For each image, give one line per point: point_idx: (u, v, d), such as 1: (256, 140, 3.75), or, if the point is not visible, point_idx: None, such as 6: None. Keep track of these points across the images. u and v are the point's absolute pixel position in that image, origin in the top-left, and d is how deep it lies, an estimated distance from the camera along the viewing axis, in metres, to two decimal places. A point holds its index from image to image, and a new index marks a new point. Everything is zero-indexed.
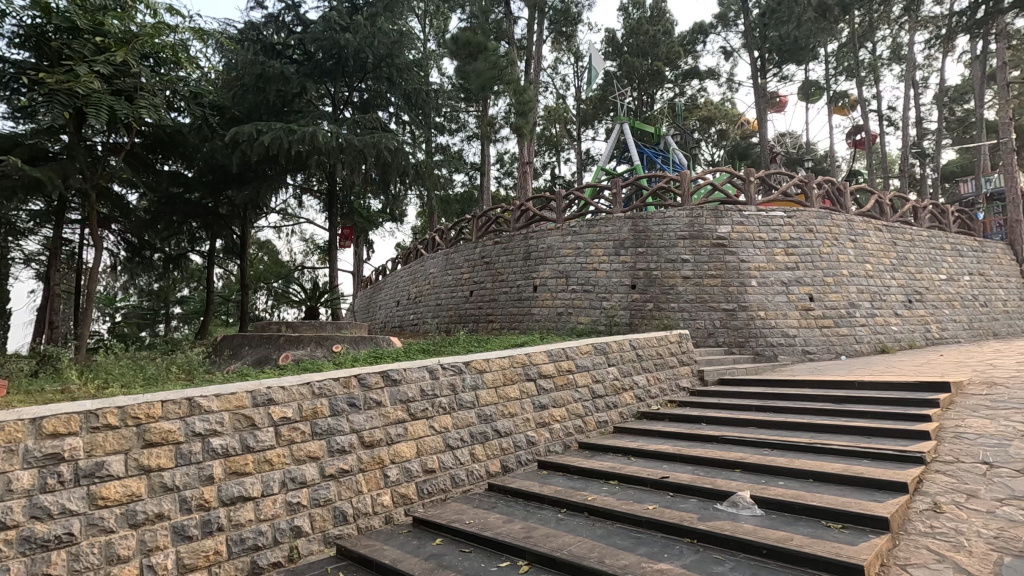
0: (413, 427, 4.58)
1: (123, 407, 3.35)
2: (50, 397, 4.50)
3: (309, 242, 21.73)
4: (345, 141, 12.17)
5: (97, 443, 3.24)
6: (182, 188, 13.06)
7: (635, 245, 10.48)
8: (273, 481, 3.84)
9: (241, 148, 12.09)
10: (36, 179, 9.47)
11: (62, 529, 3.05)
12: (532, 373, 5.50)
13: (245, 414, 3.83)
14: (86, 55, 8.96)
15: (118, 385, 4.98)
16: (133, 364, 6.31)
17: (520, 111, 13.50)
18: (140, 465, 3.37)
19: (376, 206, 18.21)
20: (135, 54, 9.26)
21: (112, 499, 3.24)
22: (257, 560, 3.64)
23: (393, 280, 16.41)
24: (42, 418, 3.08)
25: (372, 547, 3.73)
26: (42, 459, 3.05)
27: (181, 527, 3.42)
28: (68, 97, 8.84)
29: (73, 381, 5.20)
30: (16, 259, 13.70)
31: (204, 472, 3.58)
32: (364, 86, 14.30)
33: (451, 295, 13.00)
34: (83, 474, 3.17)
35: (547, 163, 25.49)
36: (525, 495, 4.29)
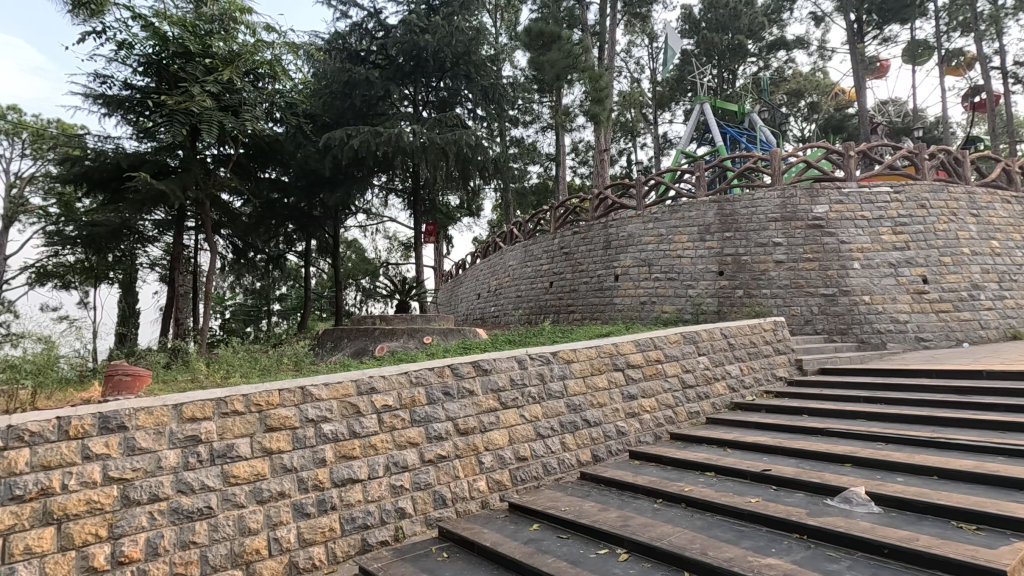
0: (504, 416, 4.70)
1: (247, 394, 3.73)
2: (184, 386, 5.03)
3: (393, 240, 22.64)
4: (428, 140, 12.55)
5: (227, 428, 3.63)
6: (281, 194, 14.00)
7: (722, 230, 10.02)
8: (378, 465, 4.08)
9: (333, 152, 12.80)
10: (160, 193, 10.57)
11: (202, 503, 3.45)
12: (620, 363, 5.46)
13: (351, 401, 4.10)
14: (199, 76, 9.93)
15: (238, 376, 5.49)
16: (249, 356, 6.90)
17: (596, 99, 13.30)
18: (263, 448, 3.72)
19: (455, 201, 18.61)
20: (238, 71, 10.14)
21: (242, 478, 3.60)
22: (367, 538, 3.89)
23: (473, 273, 16.81)
24: (182, 405, 3.51)
25: (472, 530, 3.87)
26: (184, 440, 3.48)
27: (301, 504, 3.74)
28: (185, 115, 9.87)
29: (200, 372, 5.77)
30: (143, 263, 15.38)
31: (317, 455, 3.88)
32: (442, 85, 14.67)
33: (531, 287, 13.11)
34: (217, 455, 3.56)
35: (623, 150, 24.91)
36: (619, 485, 4.28)
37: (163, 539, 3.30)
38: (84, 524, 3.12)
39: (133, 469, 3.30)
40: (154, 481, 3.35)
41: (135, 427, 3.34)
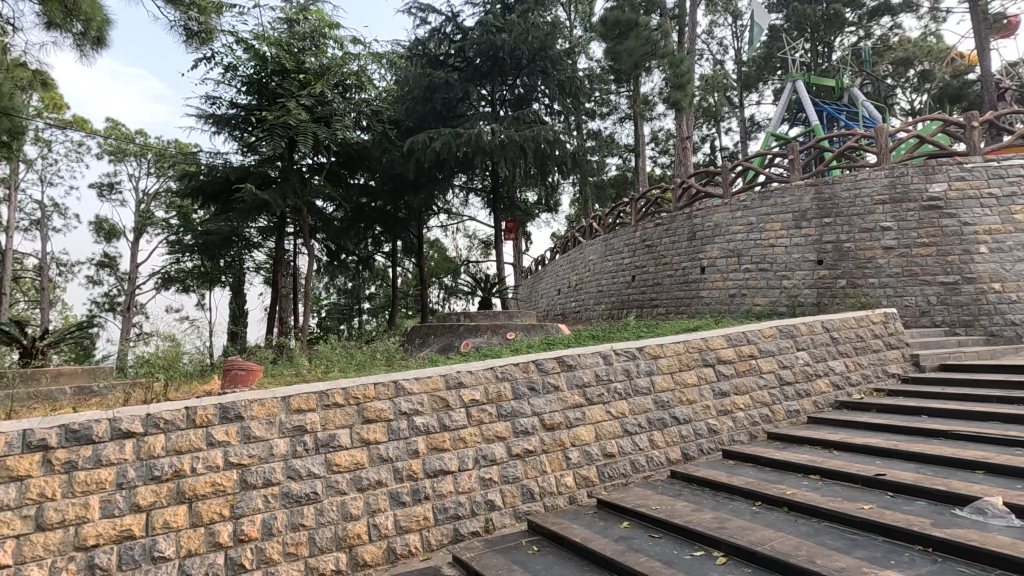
0: (591, 412, 4.66)
1: (346, 388, 3.97)
2: (289, 380, 5.43)
3: (473, 238, 23.10)
4: (506, 138, 12.67)
5: (329, 419, 3.89)
6: (368, 198, 14.68)
7: (820, 215, 9.32)
8: (468, 457, 4.18)
9: (416, 156, 13.25)
10: (263, 202, 11.47)
11: (309, 489, 3.72)
12: (709, 358, 5.24)
13: (440, 395, 4.24)
14: (294, 91, 10.67)
15: (336, 370, 5.84)
16: (345, 352, 7.32)
17: (677, 85, 12.80)
18: (362, 438, 3.94)
19: (533, 198, 18.66)
20: (328, 83, 10.80)
21: (344, 466, 3.84)
22: (458, 528, 4.00)
23: (552, 269, 16.79)
24: (289, 397, 3.81)
25: (561, 525, 3.87)
26: (292, 429, 3.78)
27: (396, 493, 3.92)
28: (283, 128, 10.65)
29: (303, 367, 6.20)
30: (250, 267, 16.78)
31: (411, 447, 4.05)
32: (518, 83, 14.74)
33: (613, 282, 12.90)
34: (321, 444, 3.83)
35: (706, 136, 23.85)
36: (713, 485, 4.11)
37: (277, 521, 3.59)
38: (211, 504, 3.49)
39: (249, 456, 3.64)
40: (267, 466, 3.66)
41: (250, 417, 3.70)
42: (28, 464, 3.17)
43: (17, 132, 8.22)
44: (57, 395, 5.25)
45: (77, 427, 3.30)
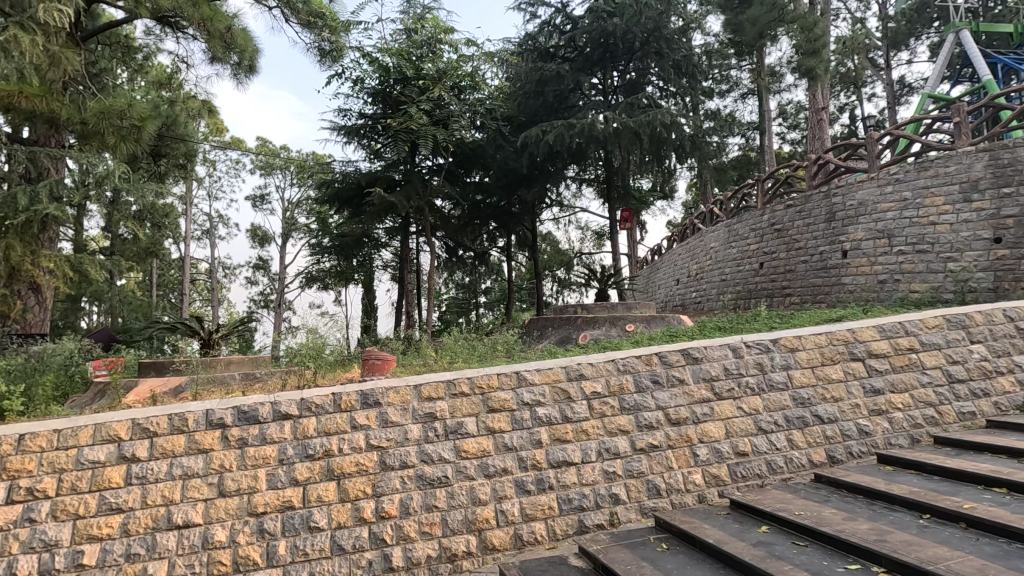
0: (720, 407, 4.41)
1: (471, 377, 4.16)
2: (418, 369, 5.77)
3: (586, 230, 22.83)
4: (621, 125, 12.32)
5: (456, 407, 4.09)
6: (484, 194, 15.07)
7: (997, 184, 7.93)
8: (590, 450, 4.15)
9: (529, 150, 13.37)
10: (390, 204, 12.30)
11: (441, 472, 3.93)
12: (859, 352, 4.71)
13: (561, 387, 4.27)
14: (415, 97, 11.34)
15: (460, 361, 6.10)
16: (467, 344, 7.60)
17: (810, 51, 11.56)
18: (487, 427, 4.09)
19: (647, 185, 18.03)
20: (445, 86, 11.33)
21: (472, 453, 4.01)
22: (583, 520, 3.99)
23: (670, 258, 16.12)
24: (420, 385, 4.08)
25: (692, 524, 3.71)
26: (424, 416, 4.03)
27: (522, 482, 4.00)
28: (406, 133, 11.38)
29: (430, 358, 6.55)
30: (378, 265, 18.10)
31: (534, 437, 4.12)
32: (630, 67, 14.31)
33: (737, 270, 12.12)
34: (450, 431, 4.03)
35: (844, 105, 21.43)
36: (866, 492, 3.70)
37: (413, 501, 3.84)
38: (356, 482, 3.83)
39: (387, 439, 3.94)
40: (403, 450, 3.94)
41: (386, 403, 4.02)
42: (211, 440, 3.77)
43: (190, 155, 9.63)
44: (230, 379, 6.03)
45: (247, 409, 3.86)
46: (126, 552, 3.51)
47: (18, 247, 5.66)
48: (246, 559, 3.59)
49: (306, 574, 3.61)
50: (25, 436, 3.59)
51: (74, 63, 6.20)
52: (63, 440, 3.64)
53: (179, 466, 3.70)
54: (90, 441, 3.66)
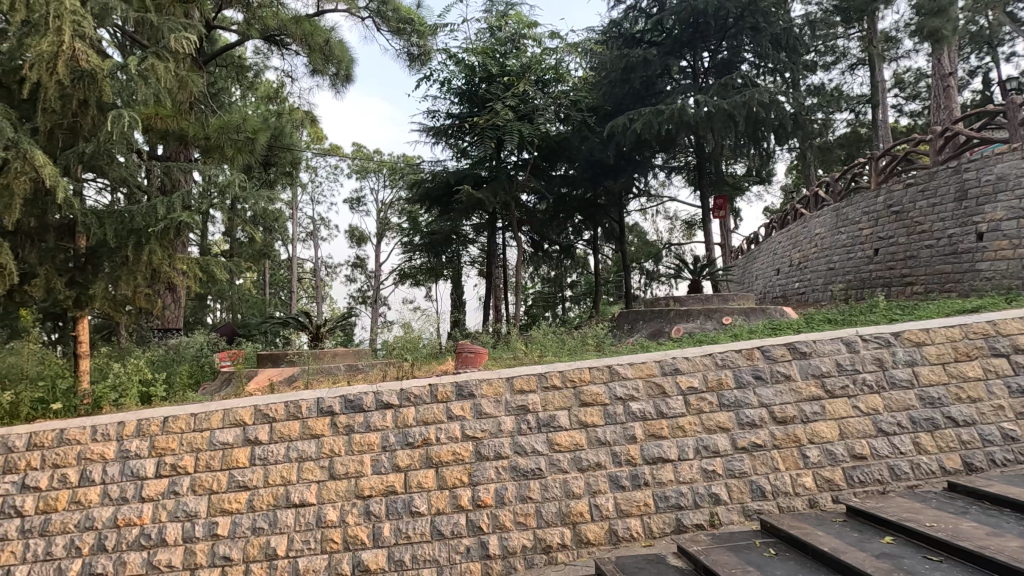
0: (832, 405, 4.08)
1: (563, 371, 4.17)
2: (509, 362, 5.86)
3: (675, 219, 21.97)
4: (714, 108, 11.69)
5: (549, 400, 4.12)
6: (569, 187, 14.95)
7: None
8: (688, 447, 4.01)
9: (616, 140, 13.07)
10: (478, 200, 12.57)
11: (535, 464, 3.97)
12: (1002, 347, 4.16)
13: (656, 381, 4.16)
14: (500, 94, 11.51)
15: (551, 355, 6.12)
16: (556, 338, 7.59)
17: (934, 10, 10.28)
18: (580, 420, 4.07)
19: (742, 169, 17.02)
20: (530, 81, 11.40)
21: (564, 446, 4.01)
22: (681, 519, 3.86)
23: (769, 246, 15.12)
24: (512, 378, 4.15)
25: (803, 530, 3.47)
26: (516, 409, 4.10)
27: (616, 477, 3.94)
28: (492, 130, 11.63)
29: (520, 351, 6.62)
30: (466, 261, 18.57)
31: (628, 432, 4.04)
32: (722, 46, 13.53)
33: (847, 257, 11.14)
34: (542, 424, 4.06)
35: (975, 69, 18.96)
36: (1013, 506, 3.26)
37: (508, 491, 3.91)
38: (453, 470, 3.97)
39: (482, 430, 4.05)
40: (497, 441, 4.02)
41: (480, 395, 4.12)
42: (322, 426, 4.08)
43: (295, 162, 10.41)
44: (336, 370, 6.45)
45: (353, 398, 4.12)
46: (251, 525, 3.88)
47: (160, 251, 5.88)
48: (354, 538, 3.83)
49: (409, 556, 3.79)
50: (168, 418, 4.12)
51: (197, 84, 6.87)
52: (199, 422, 4.12)
53: (295, 449, 4.04)
54: (221, 424, 4.11)
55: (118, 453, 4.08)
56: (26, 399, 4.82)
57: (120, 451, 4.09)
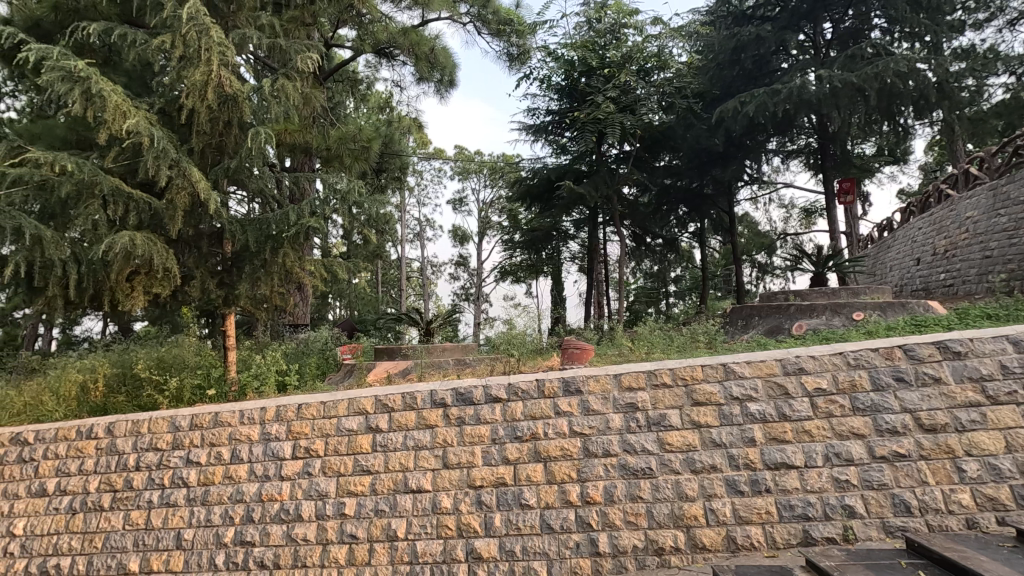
0: (995, 414, 3.56)
1: (673, 368, 4.03)
2: (615, 359, 5.78)
3: (791, 207, 20.37)
4: (840, 82, 10.63)
5: (658, 398, 4.00)
6: (674, 178, 14.38)
7: None
8: (816, 453, 3.69)
9: (725, 125, 12.34)
10: (578, 195, 12.51)
11: (644, 464, 3.87)
12: None
13: (777, 381, 3.88)
14: (601, 87, 11.39)
15: (659, 352, 5.95)
16: (663, 334, 7.36)
17: None
18: (693, 420, 3.90)
19: (872, 148, 15.35)
20: (631, 71, 11.15)
21: (676, 446, 3.87)
22: (809, 530, 3.56)
23: (906, 233, 13.49)
24: (620, 375, 4.09)
25: (962, 553, 3.06)
26: (624, 406, 4.03)
27: (733, 481, 3.72)
28: (594, 124, 11.55)
29: (625, 347, 6.51)
30: (567, 257, 18.53)
31: (746, 434, 3.81)
32: (847, 14, 12.26)
33: (1009, 244, 9.63)
34: (652, 422, 3.95)
35: None
36: None
37: (617, 489, 3.85)
38: (562, 465, 3.98)
39: (589, 426, 4.03)
40: (605, 438, 3.98)
41: (587, 391, 4.11)
42: (435, 417, 4.29)
43: (404, 167, 11.00)
44: (446, 364, 6.75)
45: (464, 391, 4.30)
46: (374, 507, 4.17)
47: (292, 254, 6.51)
48: (467, 526, 3.97)
49: (520, 547, 3.85)
50: (301, 406, 4.56)
51: (319, 99, 7.46)
52: (327, 410, 4.51)
53: (412, 438, 4.28)
54: (346, 412, 4.47)
55: (261, 435, 4.58)
56: (188, 384, 5.61)
57: (263, 433, 4.59)
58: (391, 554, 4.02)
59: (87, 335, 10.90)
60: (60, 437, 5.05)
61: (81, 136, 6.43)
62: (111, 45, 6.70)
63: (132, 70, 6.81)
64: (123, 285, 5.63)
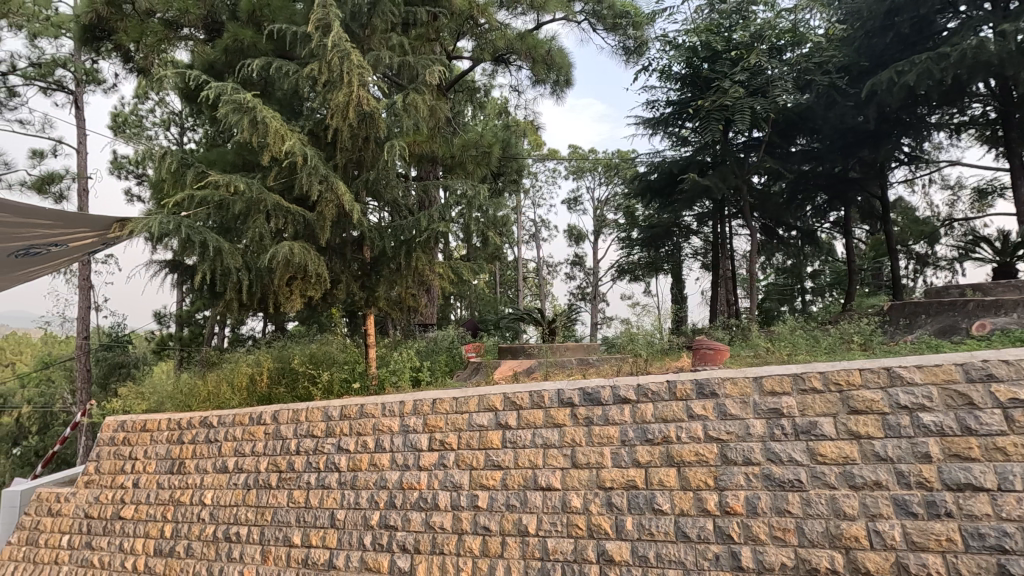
0: None
1: (824, 372, 3.68)
2: (752, 361, 5.41)
3: (958, 188, 17.60)
4: None
5: (808, 404, 3.66)
6: (812, 163, 13.11)
7: None
8: (1012, 475, 3.12)
9: (877, 99, 10.96)
10: (704, 186, 11.90)
11: (793, 475, 3.55)
12: None
13: (958, 390, 3.37)
14: (728, 71, 10.77)
15: (803, 354, 5.46)
16: (806, 335, 6.73)
17: None
18: (850, 430, 3.52)
19: None
20: (762, 51, 10.36)
21: (830, 458, 3.50)
22: (1007, 566, 3.00)
23: None
24: (762, 377, 3.81)
25: None
26: (767, 412, 3.74)
27: (904, 501, 3.27)
28: (720, 111, 10.91)
29: (763, 348, 6.07)
30: (688, 253, 17.66)
31: (918, 449, 3.34)
32: None
33: None
34: (801, 430, 3.63)
35: None
36: None
37: (761, 501, 3.57)
38: (697, 471, 3.79)
39: (727, 432, 3.80)
40: (746, 445, 3.72)
41: (724, 395, 3.89)
42: (563, 416, 4.31)
43: (522, 169, 11.05)
44: (569, 364, 6.75)
45: (591, 391, 4.28)
46: (506, 502, 4.27)
47: (423, 258, 6.93)
48: (598, 527, 3.92)
49: (653, 553, 3.72)
50: (436, 400, 4.84)
51: (444, 110, 7.86)
52: (460, 405, 4.74)
53: (540, 436, 4.34)
54: (476, 408, 4.66)
55: (401, 427, 4.92)
56: (337, 377, 6.23)
57: (402, 425, 4.93)
58: (522, 549, 4.09)
59: (252, 334, 12.46)
60: (237, 422, 5.84)
61: (247, 159, 7.37)
62: (269, 78, 7.60)
63: (285, 98, 7.67)
64: (284, 289, 6.36)
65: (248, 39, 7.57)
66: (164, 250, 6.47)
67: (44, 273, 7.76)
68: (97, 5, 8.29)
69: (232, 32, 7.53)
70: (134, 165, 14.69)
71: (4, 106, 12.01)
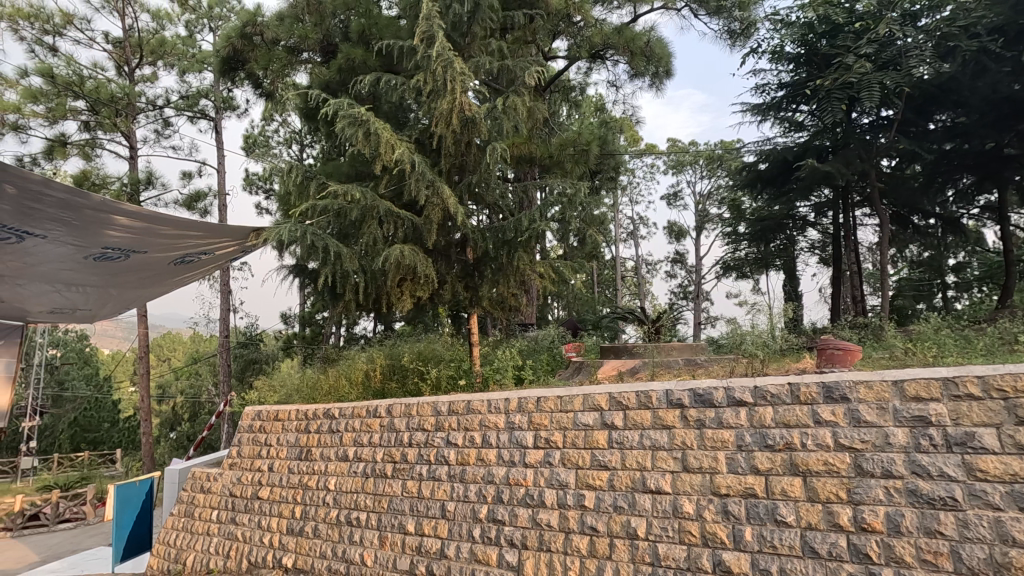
0: None
1: (983, 377, 3.21)
2: (887, 363, 4.89)
3: None
4: None
5: (963, 413, 3.23)
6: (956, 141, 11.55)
7: None
8: None
9: None
10: (824, 173, 10.93)
11: (945, 492, 3.14)
12: None
13: None
14: (852, 46, 9.85)
15: (952, 356, 4.82)
16: (952, 335, 5.93)
17: None
18: (1019, 444, 3.04)
19: None
20: (893, 20, 9.35)
21: (993, 475, 3.06)
22: None
23: None
24: (903, 382, 3.41)
25: None
26: (911, 420, 3.34)
27: None
28: (842, 90, 9.92)
29: (901, 349, 5.44)
30: (804, 246, 16.29)
31: None
32: None
33: None
34: (955, 442, 3.20)
35: None
36: None
37: (906, 519, 3.20)
38: (827, 482, 3.47)
39: (862, 440, 3.45)
40: (885, 456, 3.36)
41: (857, 400, 3.53)
42: (672, 417, 4.15)
43: (619, 165, 10.78)
44: (675, 364, 6.51)
45: (702, 392, 4.08)
46: (613, 503, 4.20)
47: (525, 257, 7.00)
48: (713, 535, 3.73)
49: (777, 567, 3.47)
50: (541, 398, 4.87)
51: (542, 109, 7.89)
52: (565, 403, 4.72)
53: (648, 437, 4.21)
54: (581, 408, 4.62)
55: (506, 424, 5.00)
56: (444, 374, 6.49)
57: (508, 422, 5.01)
58: (632, 552, 4.00)
59: (364, 334, 13.31)
60: (355, 414, 6.27)
61: (360, 169, 7.89)
62: (378, 92, 8.08)
63: (392, 110, 8.13)
64: (396, 290, 6.73)
65: (360, 57, 8.11)
66: (291, 255, 7.09)
67: (195, 279, 8.83)
68: (233, 39, 9.27)
69: (345, 53, 8.11)
70: (262, 181, 16.28)
71: (161, 136, 13.89)
